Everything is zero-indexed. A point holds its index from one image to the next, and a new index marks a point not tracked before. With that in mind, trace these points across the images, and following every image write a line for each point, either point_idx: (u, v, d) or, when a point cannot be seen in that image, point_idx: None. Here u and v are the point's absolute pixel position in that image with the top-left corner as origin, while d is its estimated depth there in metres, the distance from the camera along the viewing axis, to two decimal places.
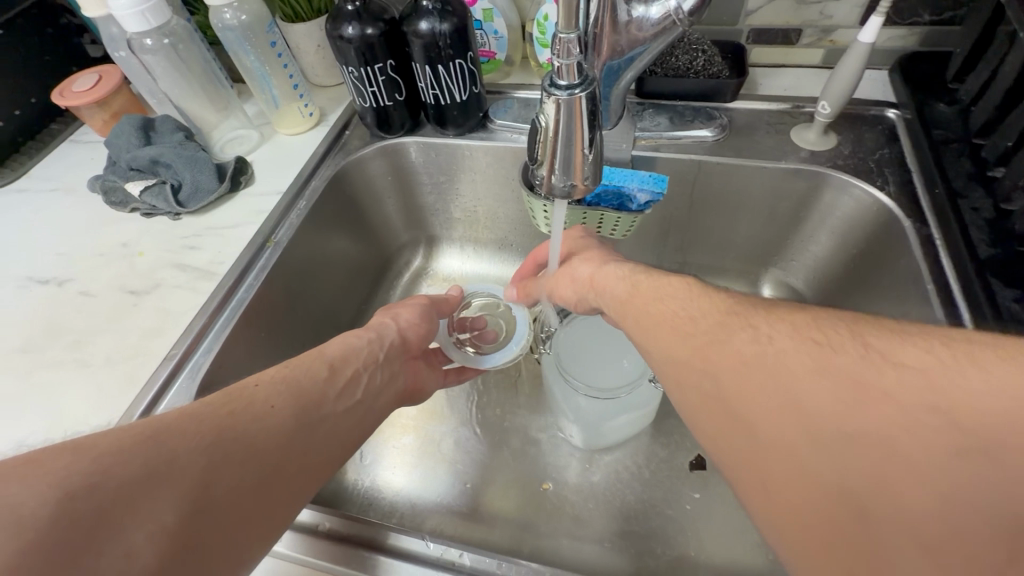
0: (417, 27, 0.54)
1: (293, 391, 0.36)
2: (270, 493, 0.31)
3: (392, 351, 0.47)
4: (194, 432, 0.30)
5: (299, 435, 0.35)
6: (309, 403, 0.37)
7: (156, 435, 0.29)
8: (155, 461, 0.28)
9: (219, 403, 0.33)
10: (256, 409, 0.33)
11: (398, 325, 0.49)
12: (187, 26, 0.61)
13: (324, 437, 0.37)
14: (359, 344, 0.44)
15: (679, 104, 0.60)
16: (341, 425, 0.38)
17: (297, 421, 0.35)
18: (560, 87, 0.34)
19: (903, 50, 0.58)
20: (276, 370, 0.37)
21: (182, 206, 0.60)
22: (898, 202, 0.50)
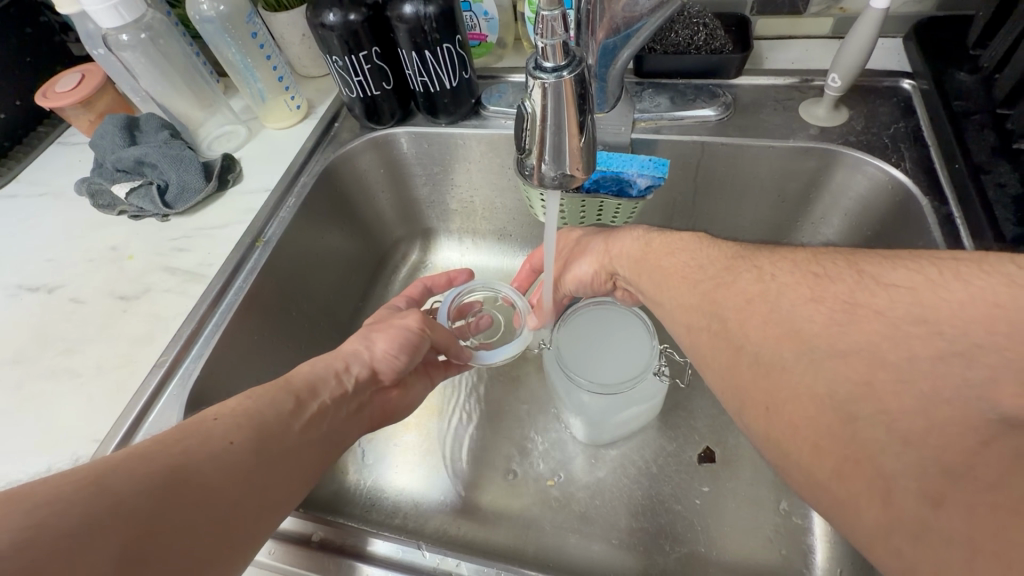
0: (401, 11, 0.52)
1: (254, 425, 0.34)
2: (224, 536, 0.29)
3: (376, 364, 0.45)
4: (142, 475, 0.27)
5: (257, 475, 0.32)
6: (268, 439, 0.34)
7: (107, 475, 0.26)
8: (101, 507, 0.25)
9: (173, 442, 0.30)
10: (211, 450, 0.31)
11: (371, 355, 0.45)
12: (165, 20, 0.59)
13: (283, 475, 0.34)
14: (321, 373, 0.41)
15: (680, 82, 0.57)
16: (299, 461, 0.36)
17: (256, 458, 0.33)
18: (546, 70, 0.32)
19: (919, 16, 0.55)
20: (236, 403, 0.35)
21: (170, 207, 0.58)
22: (915, 178, 0.47)
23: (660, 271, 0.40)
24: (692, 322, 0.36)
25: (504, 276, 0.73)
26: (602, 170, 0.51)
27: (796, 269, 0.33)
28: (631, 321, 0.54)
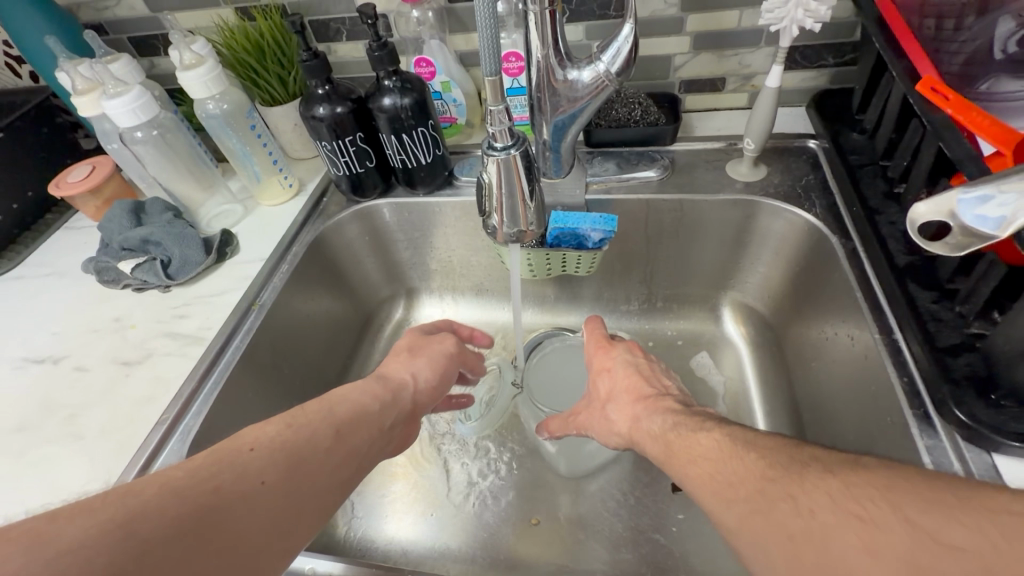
0: (381, 103, 0.61)
1: (289, 454, 0.35)
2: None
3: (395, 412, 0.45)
4: (176, 513, 0.28)
5: (285, 511, 0.33)
6: (298, 470, 0.35)
7: (129, 523, 0.26)
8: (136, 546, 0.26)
9: (217, 470, 0.31)
10: (249, 484, 0.32)
11: (414, 388, 0.49)
12: (174, 118, 0.67)
13: (305, 512, 0.34)
14: (362, 405, 0.43)
15: (624, 150, 0.66)
16: (325, 496, 0.36)
17: (284, 492, 0.34)
18: (497, 148, 0.40)
19: (816, 89, 0.65)
20: (278, 427, 0.37)
21: (172, 279, 0.64)
22: (825, 221, 0.55)
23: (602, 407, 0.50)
24: (650, 429, 0.43)
25: (483, 328, 0.79)
26: (559, 225, 0.58)
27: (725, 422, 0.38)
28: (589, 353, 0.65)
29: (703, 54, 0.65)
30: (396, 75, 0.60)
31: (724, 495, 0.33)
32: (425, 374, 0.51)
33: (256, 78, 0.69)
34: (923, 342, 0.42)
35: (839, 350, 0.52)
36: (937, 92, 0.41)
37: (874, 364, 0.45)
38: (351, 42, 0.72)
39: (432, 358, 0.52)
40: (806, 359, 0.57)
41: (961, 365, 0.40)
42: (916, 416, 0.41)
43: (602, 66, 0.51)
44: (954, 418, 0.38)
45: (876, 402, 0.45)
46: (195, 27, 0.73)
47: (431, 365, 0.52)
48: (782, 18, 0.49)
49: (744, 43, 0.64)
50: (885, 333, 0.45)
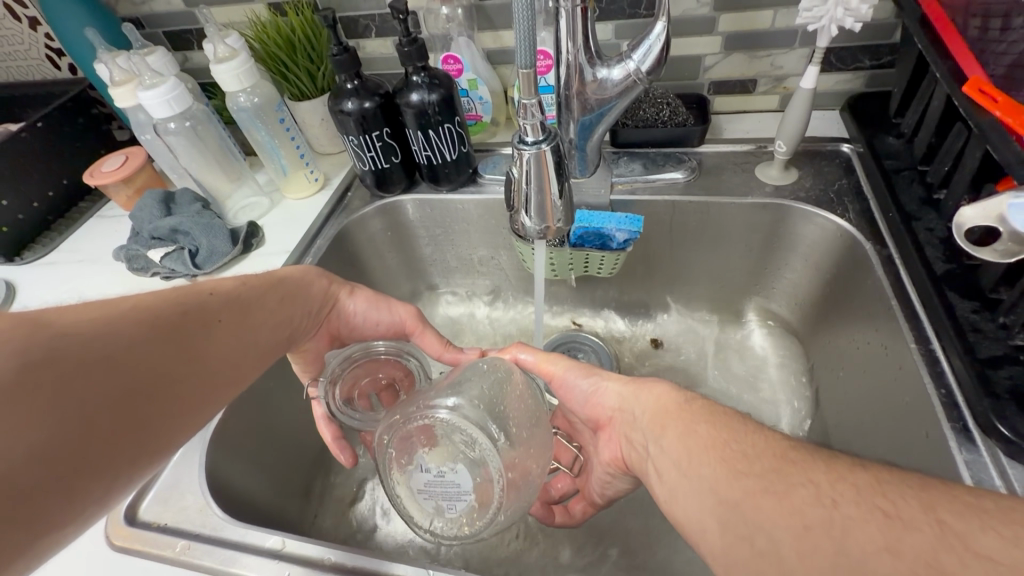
0: (409, 98, 0.61)
1: (235, 301, 0.41)
2: (198, 383, 0.36)
3: (319, 312, 0.50)
4: (144, 321, 0.34)
5: (238, 345, 0.40)
6: (246, 313, 0.42)
7: (111, 322, 0.32)
8: (117, 342, 0.32)
9: (181, 300, 0.37)
10: (210, 320, 0.38)
11: (344, 300, 0.52)
12: (206, 111, 0.68)
13: (250, 347, 0.41)
14: (297, 288, 0.47)
15: (650, 151, 0.66)
16: (267, 338, 0.43)
17: (234, 328, 0.40)
18: (527, 142, 0.41)
19: (851, 92, 0.64)
20: (235, 283, 0.42)
21: (198, 268, 0.64)
22: (859, 227, 0.54)
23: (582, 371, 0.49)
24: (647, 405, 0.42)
25: (501, 327, 0.78)
26: (584, 224, 0.58)
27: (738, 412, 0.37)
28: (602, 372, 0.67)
29: (734, 55, 0.64)
30: (425, 71, 0.61)
31: (735, 466, 0.32)
32: (358, 300, 0.53)
33: (285, 72, 0.70)
34: (963, 354, 0.40)
35: (869, 359, 0.50)
36: (985, 94, 0.40)
37: (909, 375, 0.44)
38: (380, 39, 0.72)
39: (375, 313, 0.53)
40: (834, 368, 0.56)
41: (1002, 378, 0.39)
42: (954, 430, 0.39)
43: (632, 64, 0.51)
44: (996, 433, 0.37)
45: (911, 414, 0.43)
46: (228, 22, 0.74)
47: (370, 311, 0.53)
48: (820, 17, 0.47)
49: (777, 44, 0.63)
50: (921, 343, 0.44)
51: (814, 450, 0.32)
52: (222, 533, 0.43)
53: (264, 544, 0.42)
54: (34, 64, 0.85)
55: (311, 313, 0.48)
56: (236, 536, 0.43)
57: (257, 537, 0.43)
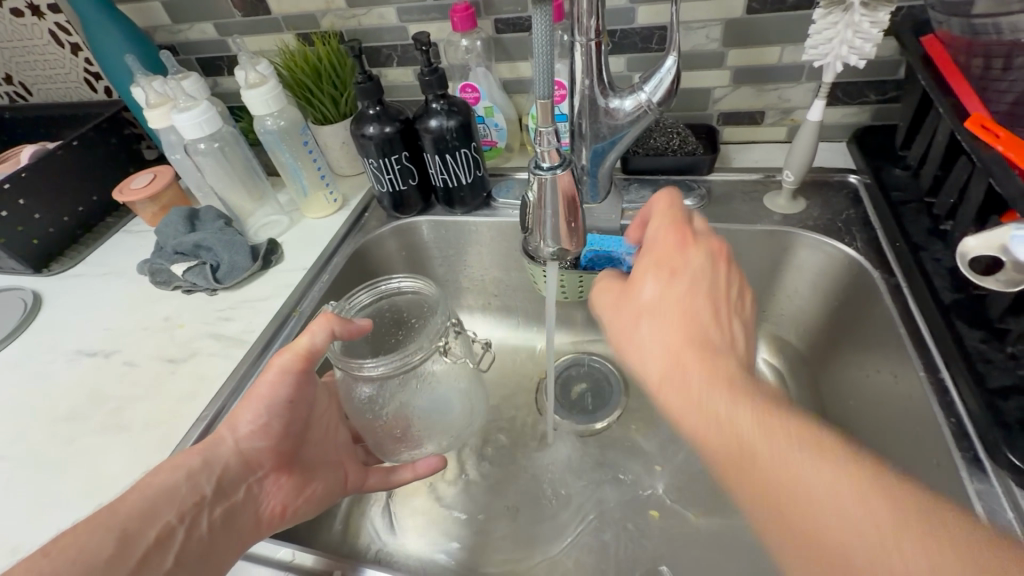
0: (428, 124, 0.64)
1: (210, 456, 0.42)
2: (232, 523, 0.42)
3: (225, 479, 0.42)
4: (140, 513, 0.37)
5: (239, 483, 0.43)
6: (229, 457, 0.43)
7: (120, 532, 0.35)
8: (134, 533, 0.36)
9: (82, 564, 0.33)
10: (133, 554, 0.35)
11: (235, 437, 0.43)
12: (233, 133, 0.72)
13: (252, 476, 0.44)
14: (175, 480, 0.40)
15: (660, 178, 0.67)
16: (206, 524, 0.40)
17: (228, 471, 0.42)
18: (543, 168, 0.42)
19: (857, 125, 0.65)
20: (129, 507, 0.37)
21: (220, 282, 0.67)
22: (867, 255, 0.55)
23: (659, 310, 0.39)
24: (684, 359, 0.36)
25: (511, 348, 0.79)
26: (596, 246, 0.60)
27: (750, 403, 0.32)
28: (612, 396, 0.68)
29: (742, 88, 0.66)
30: (444, 99, 0.63)
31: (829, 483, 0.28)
32: (247, 418, 0.44)
33: (310, 97, 0.73)
34: (972, 384, 0.41)
35: (879, 387, 0.50)
36: (987, 130, 0.42)
37: (918, 403, 0.44)
38: (401, 68, 0.76)
39: (274, 401, 0.45)
40: (844, 396, 0.55)
41: (1011, 408, 0.39)
42: (964, 459, 0.39)
43: (644, 95, 0.53)
44: (1006, 462, 0.37)
45: (920, 443, 0.43)
46: (259, 50, 0.78)
47: (271, 408, 0.44)
48: (825, 54, 0.49)
49: (784, 79, 0.65)
50: (930, 371, 0.44)
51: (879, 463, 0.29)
52: None
53: (275, 555, 0.43)
54: (73, 86, 0.90)
55: (218, 483, 0.41)
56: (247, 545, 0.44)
57: (266, 548, 0.44)
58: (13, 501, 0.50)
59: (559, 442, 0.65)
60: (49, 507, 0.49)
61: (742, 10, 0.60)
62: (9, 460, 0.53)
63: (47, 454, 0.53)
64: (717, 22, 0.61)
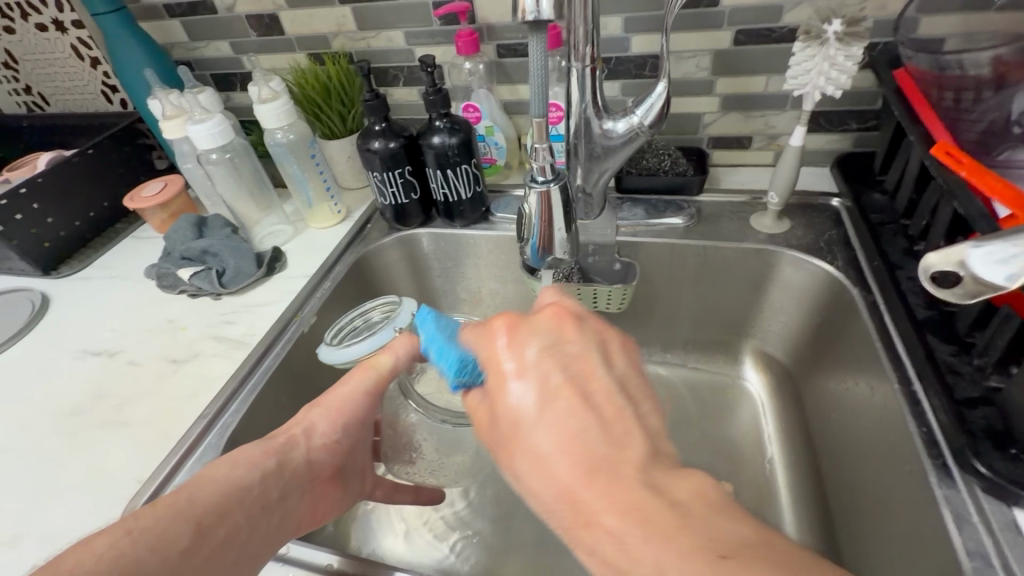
0: (431, 141, 0.67)
1: (282, 459, 0.43)
2: (286, 530, 0.42)
3: (290, 486, 0.43)
4: (214, 505, 0.38)
5: (302, 493, 0.44)
6: (301, 465, 0.44)
7: (198, 524, 0.36)
8: (206, 521, 0.37)
9: (158, 551, 0.33)
10: (203, 548, 0.36)
11: (308, 446, 0.45)
12: (244, 145, 0.75)
13: (312, 488, 0.45)
14: (251, 479, 0.41)
15: (652, 198, 0.70)
16: (267, 528, 0.40)
17: (297, 478, 0.44)
18: (538, 182, 0.45)
19: (839, 151, 0.69)
20: (206, 498, 0.38)
21: (224, 287, 0.69)
22: (846, 273, 0.57)
23: (570, 437, 0.30)
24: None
25: None
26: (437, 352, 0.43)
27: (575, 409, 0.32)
28: None
29: (731, 114, 0.70)
30: (447, 118, 0.66)
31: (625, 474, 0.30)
32: (323, 429, 0.46)
33: (319, 113, 0.76)
34: (942, 395, 0.43)
35: (857, 400, 0.52)
36: (951, 156, 0.45)
37: (892, 414, 0.46)
38: (407, 87, 0.79)
39: (351, 420, 0.47)
40: (825, 409, 0.57)
41: (978, 418, 0.41)
42: (934, 466, 0.41)
43: (636, 117, 0.56)
44: (973, 470, 0.39)
45: (894, 452, 0.45)
46: (272, 67, 0.82)
47: (346, 426, 0.47)
48: (804, 84, 0.52)
49: (770, 106, 0.68)
50: (903, 384, 0.46)
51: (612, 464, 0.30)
52: None
53: None
54: (89, 97, 0.93)
55: (283, 489, 0.42)
56: None
57: None
58: (14, 493, 0.51)
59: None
60: (50, 500, 0.50)
61: (729, 42, 0.64)
62: (12, 455, 0.54)
63: (50, 449, 0.54)
64: (706, 53, 0.65)
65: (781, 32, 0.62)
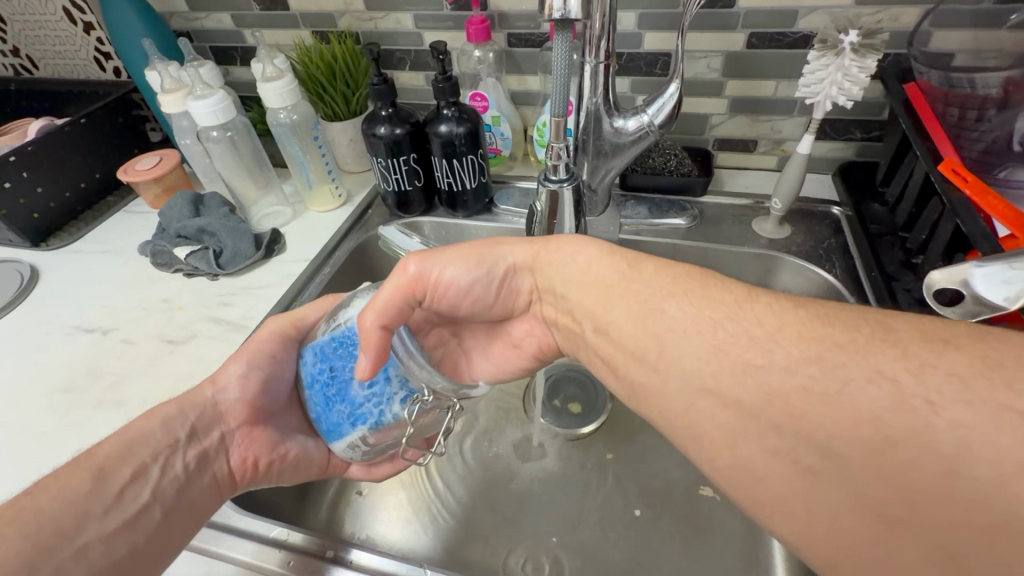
0: (437, 129, 0.66)
1: (183, 408, 0.44)
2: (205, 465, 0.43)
3: (200, 426, 0.44)
4: (107, 454, 0.39)
5: (215, 431, 0.45)
6: (204, 413, 0.45)
7: (98, 472, 0.37)
8: (100, 467, 0.38)
9: (61, 499, 0.35)
10: (110, 488, 0.37)
11: (215, 388, 0.46)
12: (245, 123, 0.73)
13: (221, 429, 0.45)
14: (152, 428, 0.42)
15: (656, 197, 0.71)
16: (178, 463, 0.41)
17: (203, 424, 0.44)
18: (551, 180, 0.45)
19: (842, 160, 0.69)
20: (105, 452, 0.39)
21: (222, 268, 0.67)
22: (844, 282, 0.58)
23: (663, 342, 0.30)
24: (602, 278, 0.35)
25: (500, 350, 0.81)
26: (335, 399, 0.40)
27: (727, 317, 0.29)
28: (597, 398, 0.71)
29: (738, 117, 0.70)
30: (455, 106, 0.65)
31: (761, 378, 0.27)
32: (233, 371, 0.46)
33: (322, 94, 0.75)
34: None
35: None
36: (957, 174, 0.46)
37: None
38: (413, 71, 0.78)
39: (258, 354, 0.47)
40: None
41: None
42: None
43: (646, 117, 0.56)
44: None
45: None
46: (275, 43, 0.80)
47: (251, 363, 0.46)
48: (817, 92, 0.53)
49: (777, 111, 0.68)
50: None
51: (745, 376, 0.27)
52: (229, 520, 0.46)
53: (268, 534, 0.44)
54: (81, 64, 0.90)
55: (192, 427, 0.43)
56: (241, 524, 0.45)
57: (261, 527, 0.45)
58: (5, 468, 0.50)
59: (544, 443, 0.67)
60: (42, 477, 0.50)
61: (741, 44, 0.64)
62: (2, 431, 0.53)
63: (43, 425, 0.54)
64: (718, 54, 0.65)
65: (794, 37, 0.62)
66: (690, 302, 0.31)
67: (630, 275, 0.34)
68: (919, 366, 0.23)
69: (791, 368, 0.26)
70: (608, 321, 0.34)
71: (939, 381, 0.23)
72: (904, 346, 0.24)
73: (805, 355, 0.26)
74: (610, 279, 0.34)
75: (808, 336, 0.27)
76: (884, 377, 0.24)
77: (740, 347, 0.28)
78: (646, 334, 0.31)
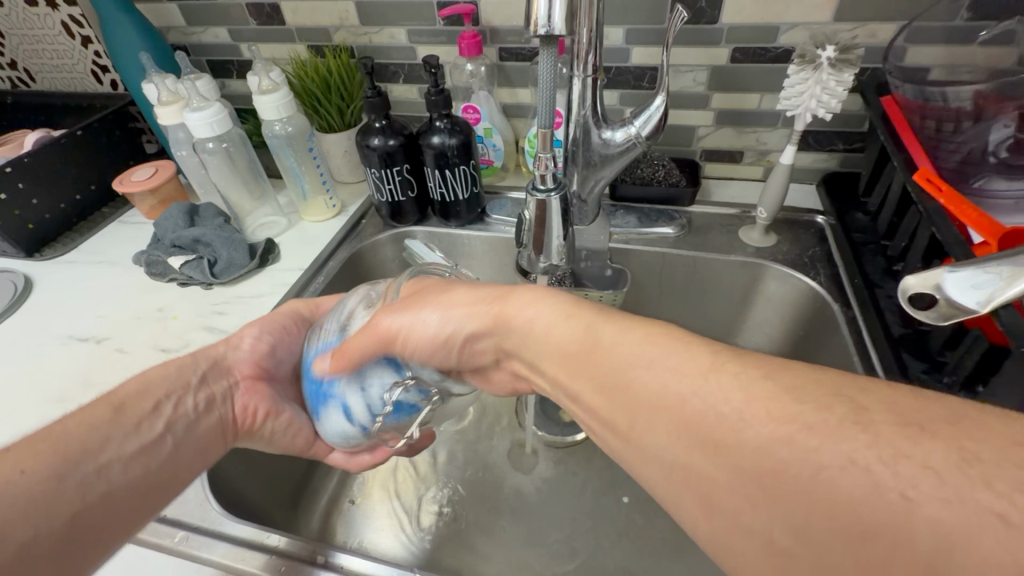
0: (430, 140, 0.67)
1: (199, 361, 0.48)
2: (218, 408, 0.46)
3: (211, 374, 0.47)
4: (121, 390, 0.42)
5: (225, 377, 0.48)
6: (218, 366, 0.48)
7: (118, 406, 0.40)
8: (115, 408, 0.40)
9: (84, 426, 0.38)
10: (127, 420, 0.40)
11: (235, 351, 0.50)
12: (241, 135, 0.74)
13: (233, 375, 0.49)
14: (166, 373, 0.45)
15: (645, 207, 0.72)
16: (191, 401, 0.44)
17: (216, 375, 0.48)
18: (540, 190, 0.47)
19: (826, 170, 0.71)
20: (124, 389, 0.42)
21: (215, 277, 0.68)
22: (829, 289, 0.60)
23: (628, 418, 0.28)
24: (567, 344, 0.32)
25: None
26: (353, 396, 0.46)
27: (683, 378, 0.26)
28: None
29: (724, 129, 0.72)
30: (447, 118, 0.67)
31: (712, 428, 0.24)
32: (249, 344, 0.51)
33: (317, 106, 0.76)
34: None
35: None
36: (932, 183, 0.47)
37: None
38: (406, 85, 0.80)
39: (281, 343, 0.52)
40: None
41: None
42: None
43: (633, 128, 0.57)
44: None
45: None
46: (271, 57, 0.81)
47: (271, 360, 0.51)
48: (797, 105, 0.54)
49: (762, 123, 0.70)
50: None
51: (701, 448, 0.24)
52: (221, 527, 0.46)
53: (259, 541, 0.44)
54: (79, 77, 0.91)
55: (204, 374, 0.47)
56: (232, 531, 0.45)
57: (256, 534, 0.45)
58: None
59: (537, 451, 0.67)
60: None
61: (726, 59, 0.66)
62: None
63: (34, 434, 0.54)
64: (703, 68, 0.67)
65: (776, 52, 0.64)
66: (670, 364, 0.27)
67: (594, 344, 0.31)
68: (892, 453, 0.20)
69: (766, 449, 0.22)
70: (575, 391, 0.31)
71: (916, 473, 0.19)
72: (872, 425, 0.21)
73: (778, 434, 0.22)
74: (571, 347, 0.32)
75: (779, 413, 0.22)
76: (858, 466, 0.20)
77: (708, 429, 0.24)
78: (611, 401, 0.29)
